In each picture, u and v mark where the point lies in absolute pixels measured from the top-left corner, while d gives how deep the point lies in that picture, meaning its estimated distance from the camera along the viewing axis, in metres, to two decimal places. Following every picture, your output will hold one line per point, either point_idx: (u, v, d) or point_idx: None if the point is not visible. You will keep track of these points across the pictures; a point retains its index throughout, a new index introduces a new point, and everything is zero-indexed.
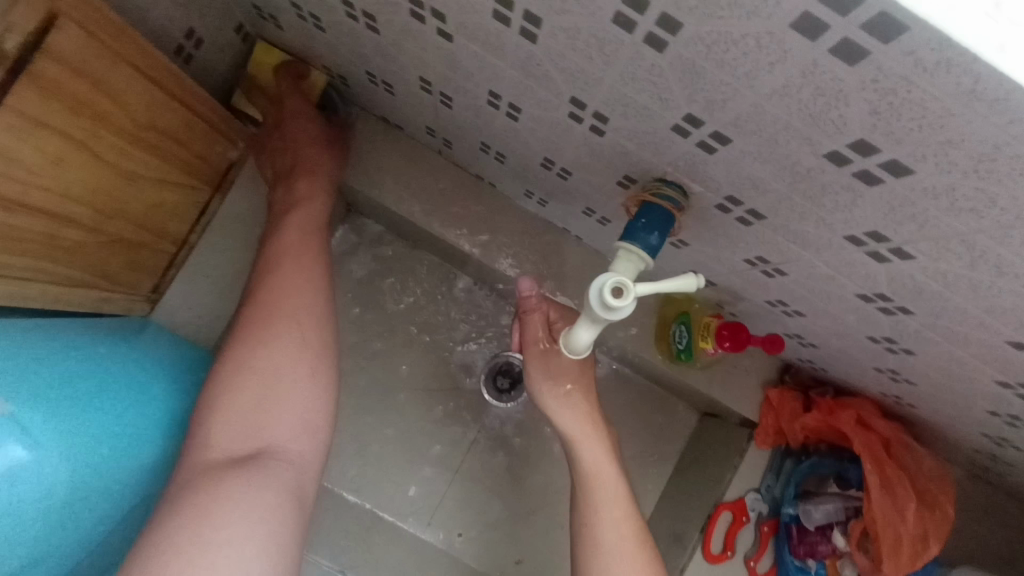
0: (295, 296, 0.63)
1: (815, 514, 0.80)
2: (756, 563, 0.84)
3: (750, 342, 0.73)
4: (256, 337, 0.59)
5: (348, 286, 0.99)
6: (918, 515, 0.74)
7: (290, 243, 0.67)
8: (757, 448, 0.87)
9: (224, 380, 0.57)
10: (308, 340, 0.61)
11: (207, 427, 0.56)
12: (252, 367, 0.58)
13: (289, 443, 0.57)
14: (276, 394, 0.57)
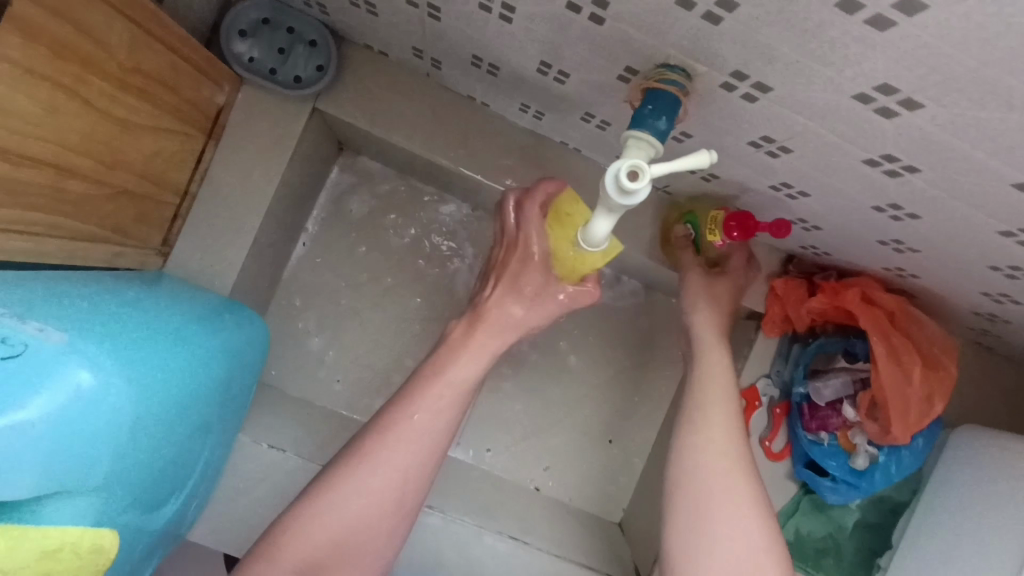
0: (414, 444, 0.69)
1: (824, 390, 0.84)
2: (770, 442, 0.90)
3: (758, 228, 0.72)
4: (378, 453, 0.68)
5: (351, 226, 0.99)
6: (923, 378, 0.78)
7: (396, 415, 0.70)
8: (766, 337, 0.90)
9: (351, 467, 0.67)
10: (404, 495, 0.69)
11: (317, 506, 0.66)
12: (361, 481, 0.67)
13: (350, 574, 0.67)
14: (367, 518, 0.67)
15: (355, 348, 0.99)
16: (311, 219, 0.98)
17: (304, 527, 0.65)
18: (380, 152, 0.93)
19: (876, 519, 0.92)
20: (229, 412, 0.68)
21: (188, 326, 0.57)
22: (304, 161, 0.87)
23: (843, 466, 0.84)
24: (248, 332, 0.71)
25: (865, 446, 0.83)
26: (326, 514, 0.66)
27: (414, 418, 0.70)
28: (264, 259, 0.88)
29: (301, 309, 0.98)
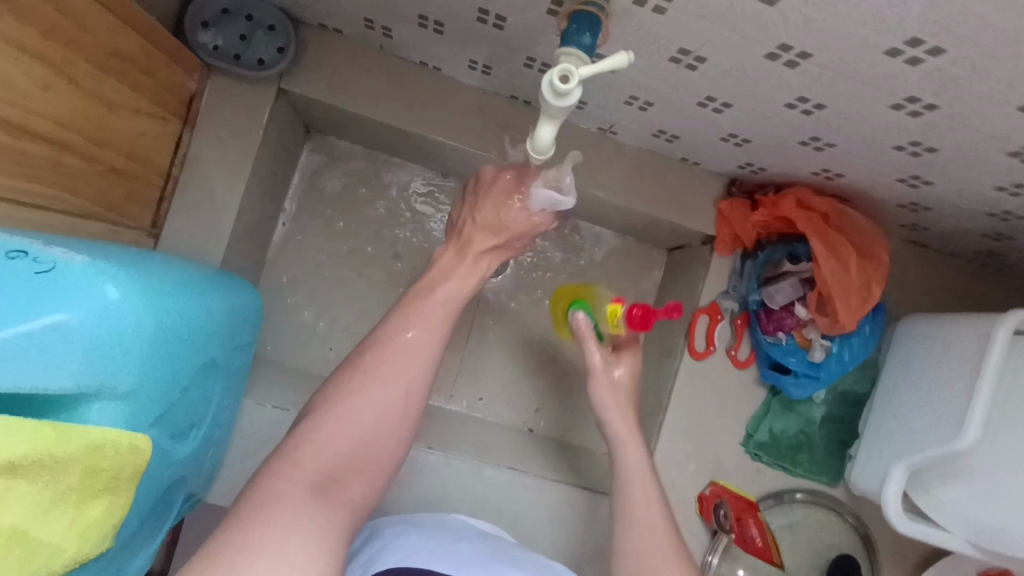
0: (411, 356, 0.71)
1: (777, 296, 0.92)
2: (736, 351, 0.99)
3: (655, 315, 0.81)
4: (381, 363, 0.69)
5: (327, 203, 1.06)
6: (860, 267, 0.86)
7: (394, 337, 0.72)
8: (720, 256, 0.99)
9: (352, 380, 0.68)
10: (408, 401, 0.69)
11: (328, 420, 0.65)
12: (365, 394, 0.67)
13: (364, 482, 0.63)
14: (374, 427, 0.66)
15: (344, 317, 1.06)
16: (290, 200, 1.04)
17: (313, 443, 0.63)
18: (347, 129, 1.00)
19: (841, 412, 1.01)
20: (234, 366, 0.74)
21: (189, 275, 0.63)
22: (277, 142, 0.94)
23: (803, 361, 0.93)
24: (246, 295, 0.77)
25: (820, 340, 0.91)
26: (334, 424, 0.64)
27: (406, 335, 0.72)
28: (250, 238, 0.95)
29: (290, 286, 1.04)
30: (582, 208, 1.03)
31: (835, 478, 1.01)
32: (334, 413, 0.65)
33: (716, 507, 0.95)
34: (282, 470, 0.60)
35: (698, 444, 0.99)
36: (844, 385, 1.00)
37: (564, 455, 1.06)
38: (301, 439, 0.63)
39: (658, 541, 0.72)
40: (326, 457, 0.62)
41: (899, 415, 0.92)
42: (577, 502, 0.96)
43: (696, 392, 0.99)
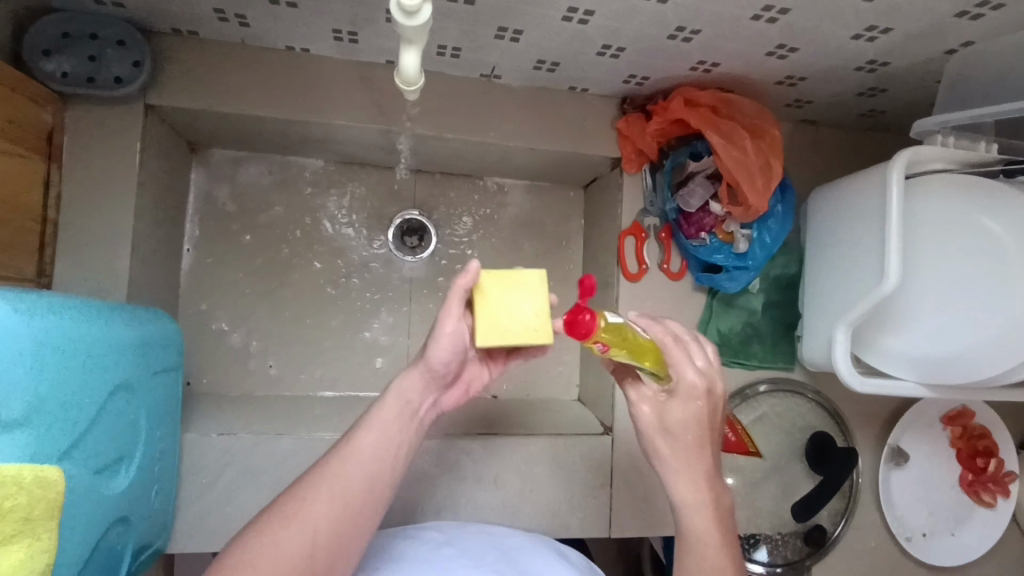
0: (333, 516, 0.63)
1: (692, 199, 0.95)
2: (669, 262, 1.01)
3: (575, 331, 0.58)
4: (309, 500, 0.62)
5: (231, 216, 1.02)
6: (757, 149, 0.90)
7: (340, 471, 0.65)
8: (631, 176, 1.01)
9: (281, 511, 0.62)
10: (318, 553, 0.61)
11: (245, 561, 0.58)
12: (274, 548, 0.59)
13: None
14: (283, 570, 0.58)
15: (277, 329, 1.02)
16: (191, 223, 1.00)
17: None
18: (231, 135, 0.97)
19: (778, 298, 1.05)
20: (157, 393, 0.69)
21: (85, 299, 0.59)
22: (158, 163, 0.90)
23: (729, 255, 0.96)
24: (154, 324, 0.72)
25: (741, 232, 0.95)
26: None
27: (342, 463, 0.65)
28: (155, 269, 0.90)
29: (211, 311, 1.00)
30: (487, 159, 1.04)
31: (789, 361, 1.04)
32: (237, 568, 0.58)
33: None
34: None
35: None
36: (775, 271, 1.04)
37: (532, 410, 1.06)
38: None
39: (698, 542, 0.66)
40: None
41: (832, 302, 0.96)
42: (554, 449, 0.96)
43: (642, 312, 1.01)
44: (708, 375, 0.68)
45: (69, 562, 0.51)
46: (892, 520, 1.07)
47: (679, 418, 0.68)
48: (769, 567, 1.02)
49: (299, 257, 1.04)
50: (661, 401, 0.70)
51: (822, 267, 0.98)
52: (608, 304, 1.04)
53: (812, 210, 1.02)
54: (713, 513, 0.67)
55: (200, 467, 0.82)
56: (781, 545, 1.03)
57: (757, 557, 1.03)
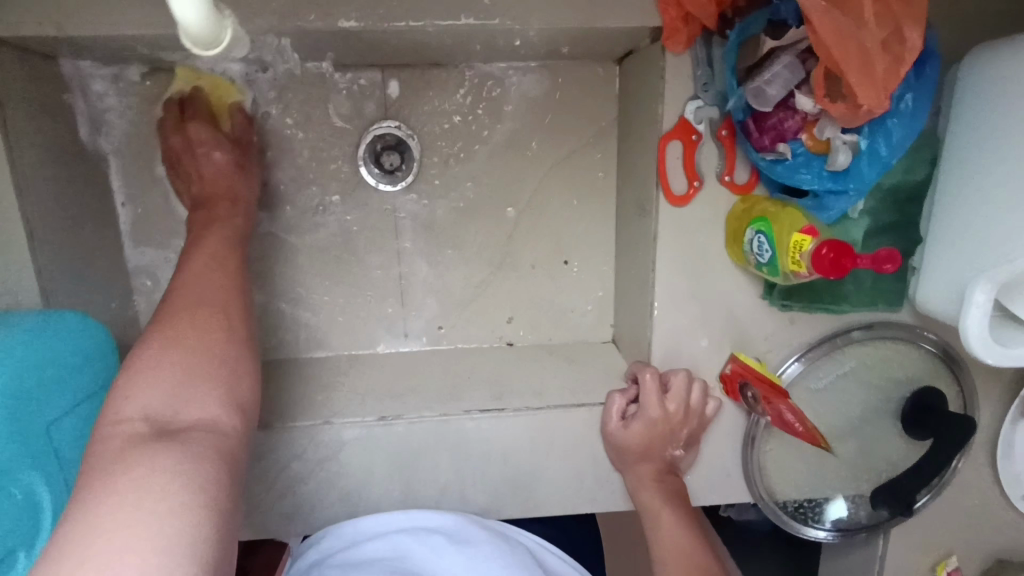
0: (227, 281, 0.62)
1: (770, 92, 0.63)
2: (732, 176, 0.71)
3: (858, 265, 0.57)
4: (184, 295, 0.58)
5: (164, 153, 0.82)
6: (880, 10, 0.55)
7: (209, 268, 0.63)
8: (676, 56, 0.68)
9: (164, 312, 0.56)
10: (233, 329, 0.57)
11: (150, 351, 0.52)
12: (175, 322, 0.55)
13: (215, 404, 0.52)
14: (217, 358, 0.54)
15: (247, 289, 0.87)
16: (117, 174, 0.82)
17: (145, 377, 0.50)
18: (123, 51, 0.72)
19: (893, 219, 0.73)
20: (65, 442, 0.58)
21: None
22: (39, 110, 0.69)
23: (821, 175, 0.65)
24: (42, 356, 0.57)
25: (841, 139, 0.63)
26: (152, 351, 0.52)
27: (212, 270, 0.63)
28: (83, 246, 0.75)
29: (166, 276, 0.85)
30: (470, 44, 0.74)
31: (895, 303, 0.76)
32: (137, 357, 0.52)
33: (742, 387, 0.76)
34: (117, 406, 0.48)
35: (703, 315, 0.77)
36: (890, 181, 0.71)
37: (552, 363, 0.88)
38: (119, 382, 0.50)
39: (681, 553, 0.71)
40: (145, 409, 0.49)
41: (980, 239, 0.67)
42: (573, 424, 0.79)
43: (691, 253, 0.75)
44: (679, 405, 0.76)
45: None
46: (1009, 482, 0.86)
47: (642, 428, 0.76)
48: (837, 532, 0.88)
49: (255, 196, 0.85)
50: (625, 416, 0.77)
51: (973, 182, 0.68)
52: (643, 238, 0.78)
53: (971, 91, 0.67)
54: (681, 513, 0.74)
55: None
56: (854, 505, 0.87)
57: (822, 522, 0.88)
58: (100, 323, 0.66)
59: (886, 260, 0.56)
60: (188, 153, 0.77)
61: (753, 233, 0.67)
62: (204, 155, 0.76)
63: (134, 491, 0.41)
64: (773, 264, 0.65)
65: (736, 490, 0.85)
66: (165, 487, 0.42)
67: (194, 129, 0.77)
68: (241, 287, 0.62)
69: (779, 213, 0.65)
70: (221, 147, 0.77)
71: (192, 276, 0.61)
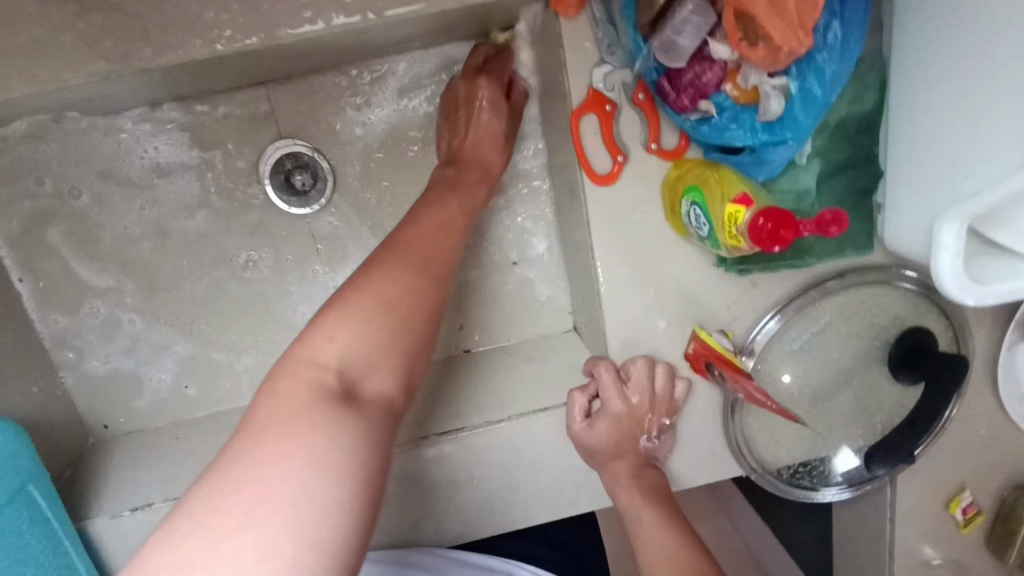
0: (429, 232, 0.58)
1: (679, 45, 0.55)
2: (659, 142, 0.64)
3: (801, 232, 0.49)
4: (394, 247, 0.54)
5: (59, 216, 0.77)
6: None
7: (428, 222, 0.59)
8: (571, 20, 0.60)
9: (365, 263, 0.53)
10: (428, 293, 0.52)
11: (349, 299, 0.49)
12: (374, 277, 0.51)
13: (392, 380, 0.48)
14: (414, 321, 0.50)
15: (177, 345, 0.81)
16: (9, 250, 0.76)
17: (335, 326, 0.47)
18: None
19: (847, 156, 0.65)
20: None
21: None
22: None
23: (753, 127, 0.57)
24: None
25: (770, 84, 0.55)
26: (349, 302, 0.49)
27: (412, 224, 0.59)
28: None
29: (87, 347, 0.80)
30: (354, 42, 0.66)
31: (862, 246, 0.69)
32: (356, 295, 0.49)
33: (708, 365, 0.71)
34: (306, 347, 0.46)
35: (657, 294, 0.71)
36: (836, 115, 0.63)
37: (512, 365, 0.83)
38: (308, 326, 0.48)
39: (666, 554, 0.65)
40: (333, 360, 0.46)
41: (955, 174, 0.58)
42: (539, 431, 0.74)
43: (631, 231, 0.68)
44: (645, 396, 0.70)
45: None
46: (1015, 410, 0.80)
47: (609, 426, 0.70)
48: (847, 487, 0.83)
49: (165, 244, 0.79)
50: (590, 415, 0.72)
51: (942, 109, 0.58)
52: (579, 222, 0.71)
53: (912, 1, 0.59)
54: (665, 509, 0.68)
55: (132, 549, 0.70)
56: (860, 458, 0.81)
57: (828, 482, 0.82)
58: (11, 424, 0.63)
59: (831, 223, 0.48)
60: (467, 99, 0.74)
61: (688, 204, 0.60)
62: (478, 118, 0.73)
63: (297, 461, 0.39)
64: (715, 238, 0.58)
65: (725, 467, 0.80)
66: (323, 474, 0.39)
67: (460, 87, 0.75)
68: (454, 252, 0.58)
69: (713, 181, 0.58)
70: (491, 105, 0.73)
71: (432, 232, 0.58)
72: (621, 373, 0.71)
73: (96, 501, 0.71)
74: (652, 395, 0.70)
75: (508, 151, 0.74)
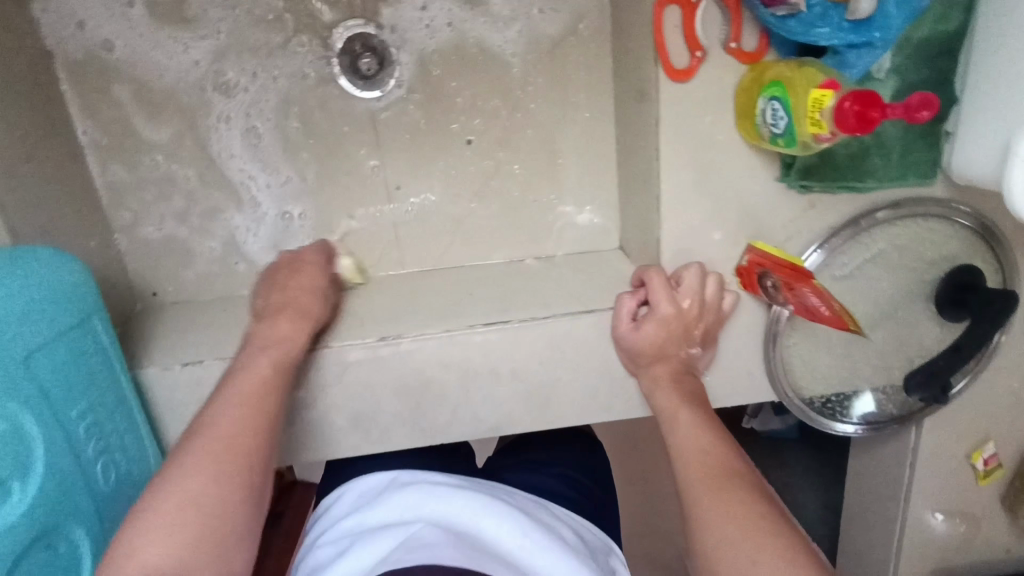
0: (243, 416, 0.59)
1: None
2: (739, 43, 0.64)
3: (887, 115, 0.50)
4: (187, 441, 0.56)
5: (127, 77, 0.77)
6: None
7: (240, 413, 0.59)
8: None
9: (169, 462, 0.55)
10: (248, 480, 0.56)
11: (153, 506, 0.52)
12: (169, 476, 0.54)
13: (213, 571, 0.50)
14: (239, 503, 0.54)
15: (232, 218, 0.83)
16: (75, 103, 0.77)
17: (150, 530, 0.50)
18: None
19: (925, 76, 0.65)
20: (48, 375, 0.56)
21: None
22: None
23: (840, 25, 0.57)
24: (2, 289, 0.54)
25: None
26: (157, 500, 0.52)
27: (207, 418, 0.58)
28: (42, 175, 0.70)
29: (143, 210, 0.81)
30: None
31: (925, 175, 0.69)
32: (177, 489, 0.53)
33: (761, 277, 0.71)
34: (129, 560, 0.48)
35: (715, 203, 0.71)
36: (919, 32, 0.63)
37: (554, 272, 0.83)
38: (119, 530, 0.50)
39: (700, 450, 0.66)
40: (156, 562, 0.49)
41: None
42: (581, 330, 0.76)
43: (698, 134, 0.68)
44: (695, 303, 0.71)
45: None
46: None
47: (658, 329, 0.71)
48: (863, 427, 0.85)
49: (228, 116, 0.80)
50: (636, 321, 0.72)
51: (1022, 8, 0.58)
52: (644, 126, 0.72)
53: None
54: (703, 411, 0.69)
55: (179, 399, 0.72)
56: (885, 400, 0.83)
57: (848, 418, 0.84)
58: (77, 258, 0.62)
59: (919, 107, 0.50)
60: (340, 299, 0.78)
61: (766, 100, 0.60)
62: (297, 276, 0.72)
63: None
64: (789, 133, 0.58)
65: (756, 388, 0.81)
66: None
67: (307, 258, 0.74)
68: (267, 441, 0.59)
69: (793, 77, 0.58)
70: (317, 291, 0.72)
71: (242, 424, 0.58)
72: (673, 280, 0.72)
73: (148, 354, 0.73)
74: (702, 300, 0.71)
75: (307, 322, 0.68)
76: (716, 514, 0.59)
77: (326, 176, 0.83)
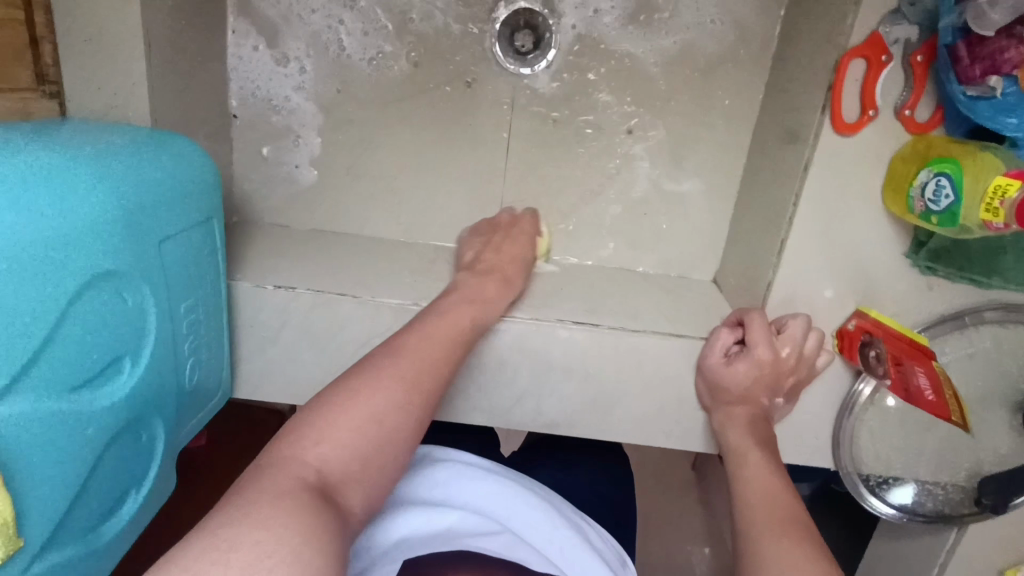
0: (426, 348, 0.60)
1: (991, 14, 0.53)
2: (913, 112, 0.63)
3: None
4: (372, 360, 0.57)
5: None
6: None
7: (419, 349, 0.59)
8: None
9: (352, 375, 0.55)
10: (409, 424, 0.55)
11: (330, 410, 0.52)
12: (355, 389, 0.54)
13: (360, 499, 0.50)
14: (398, 446, 0.54)
15: (348, 155, 0.83)
16: (233, 7, 0.77)
17: (332, 437, 0.50)
18: None
19: None
20: (173, 263, 0.56)
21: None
22: None
23: None
24: (150, 170, 0.53)
25: None
26: (336, 411, 0.52)
27: (397, 348, 0.59)
28: (190, 64, 0.69)
29: (267, 126, 0.82)
30: None
31: None
32: (360, 401, 0.53)
33: (864, 346, 0.71)
34: (310, 448, 0.49)
35: (835, 260, 0.71)
36: None
37: (647, 288, 0.83)
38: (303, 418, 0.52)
39: (769, 491, 0.65)
40: (323, 466, 0.48)
41: None
42: (667, 354, 0.74)
43: (842, 191, 0.67)
44: (792, 354, 0.70)
45: (50, 507, 0.43)
46: None
47: (750, 370, 0.70)
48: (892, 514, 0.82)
49: (373, 57, 0.80)
50: (728, 358, 0.72)
51: None
52: (787, 169, 0.71)
53: None
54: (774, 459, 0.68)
55: (261, 319, 0.72)
56: (925, 493, 0.81)
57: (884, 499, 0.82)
58: (210, 156, 0.61)
59: None
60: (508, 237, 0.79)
61: (931, 174, 0.59)
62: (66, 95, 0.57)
63: (280, 552, 0.40)
64: (949, 211, 0.58)
65: (817, 452, 0.81)
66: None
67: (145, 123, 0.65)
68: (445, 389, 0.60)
69: (972, 157, 0.57)
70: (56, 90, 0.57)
71: (424, 358, 0.59)
72: (774, 327, 0.72)
73: (242, 266, 0.73)
74: (799, 354, 0.71)
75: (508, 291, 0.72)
76: (779, 551, 0.57)
77: (449, 138, 0.83)
